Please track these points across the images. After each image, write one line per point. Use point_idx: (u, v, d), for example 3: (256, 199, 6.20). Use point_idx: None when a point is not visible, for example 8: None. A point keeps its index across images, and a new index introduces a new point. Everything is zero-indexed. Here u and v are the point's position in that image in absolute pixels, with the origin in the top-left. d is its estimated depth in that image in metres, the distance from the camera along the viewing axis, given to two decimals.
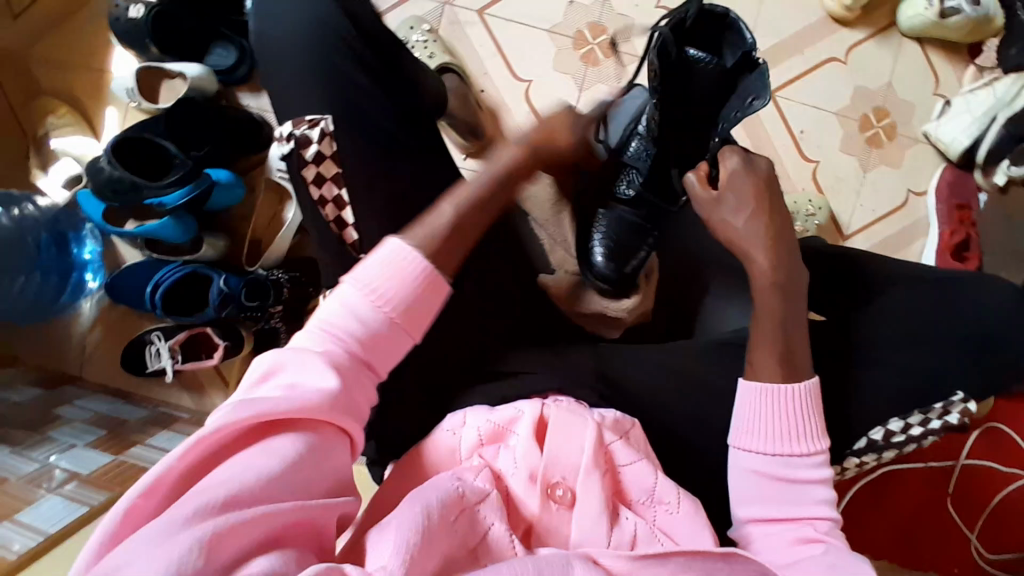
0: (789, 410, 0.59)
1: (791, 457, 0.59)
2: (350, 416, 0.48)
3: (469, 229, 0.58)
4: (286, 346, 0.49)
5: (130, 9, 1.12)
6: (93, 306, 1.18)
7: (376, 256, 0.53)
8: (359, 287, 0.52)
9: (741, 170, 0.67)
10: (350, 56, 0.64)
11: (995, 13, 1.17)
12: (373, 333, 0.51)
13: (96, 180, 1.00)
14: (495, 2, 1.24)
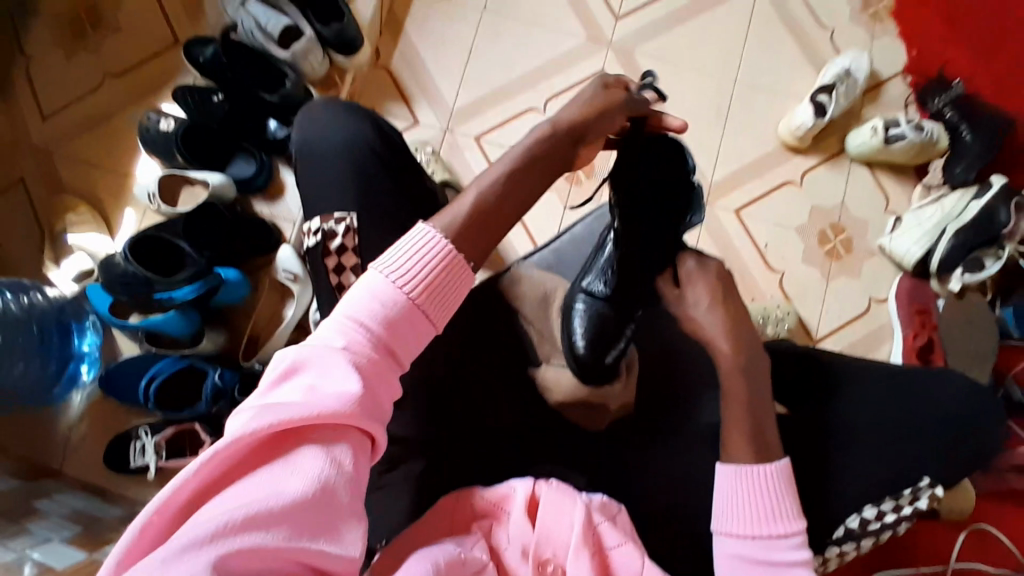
0: (764, 492, 0.65)
1: (769, 539, 0.63)
2: (370, 413, 0.51)
3: (497, 209, 0.65)
4: (309, 341, 0.54)
5: (161, 122, 1.24)
6: (83, 399, 1.18)
7: (397, 250, 0.58)
8: (378, 280, 0.57)
9: (698, 270, 0.75)
10: (363, 172, 0.74)
11: (937, 137, 1.34)
12: (392, 318, 0.55)
13: (109, 275, 1.07)
14: (492, 129, 1.39)
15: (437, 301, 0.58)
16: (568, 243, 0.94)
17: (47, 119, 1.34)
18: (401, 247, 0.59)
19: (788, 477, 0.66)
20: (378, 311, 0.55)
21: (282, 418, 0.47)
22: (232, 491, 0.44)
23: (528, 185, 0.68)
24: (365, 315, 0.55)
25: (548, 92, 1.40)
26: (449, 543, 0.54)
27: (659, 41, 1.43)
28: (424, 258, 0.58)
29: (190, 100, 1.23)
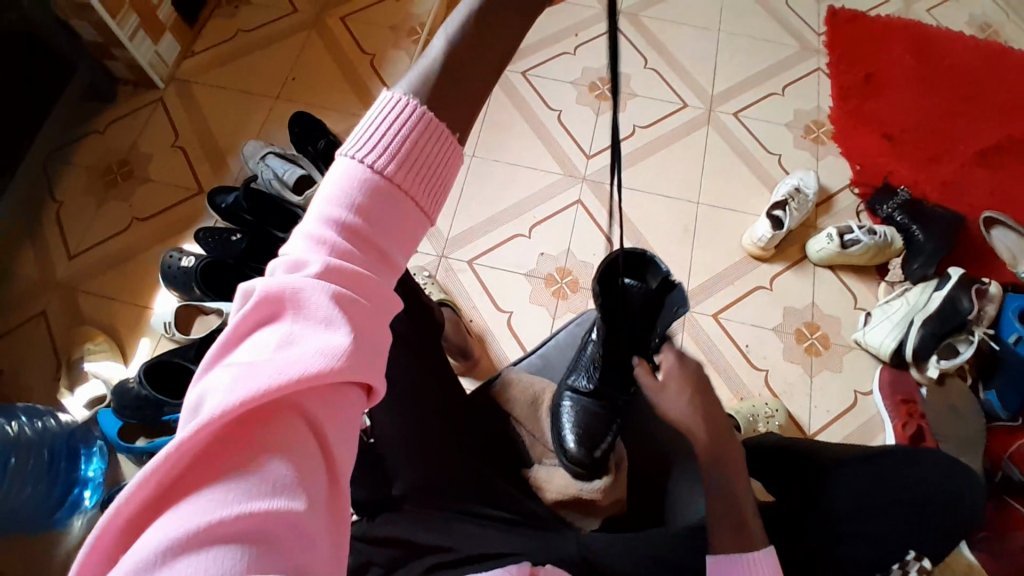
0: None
1: None
2: (366, 361, 0.41)
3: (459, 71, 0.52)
4: (282, 271, 0.43)
5: (182, 259, 1.36)
6: (84, 525, 1.16)
7: (368, 133, 0.47)
8: (353, 174, 0.45)
9: (677, 364, 0.80)
10: None
11: (891, 239, 1.48)
12: (375, 225, 0.45)
13: (122, 399, 1.14)
14: (483, 254, 1.53)
15: (428, 197, 0.48)
16: (553, 348, 1.02)
17: (74, 257, 1.47)
18: (380, 132, 0.47)
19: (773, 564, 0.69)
20: (360, 221, 0.45)
21: (251, 390, 0.36)
22: (203, 483, 0.34)
23: (503, 37, 0.55)
24: (345, 227, 0.44)
25: (533, 220, 1.57)
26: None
27: (627, 173, 1.62)
28: (409, 148, 0.47)
29: (209, 240, 1.40)
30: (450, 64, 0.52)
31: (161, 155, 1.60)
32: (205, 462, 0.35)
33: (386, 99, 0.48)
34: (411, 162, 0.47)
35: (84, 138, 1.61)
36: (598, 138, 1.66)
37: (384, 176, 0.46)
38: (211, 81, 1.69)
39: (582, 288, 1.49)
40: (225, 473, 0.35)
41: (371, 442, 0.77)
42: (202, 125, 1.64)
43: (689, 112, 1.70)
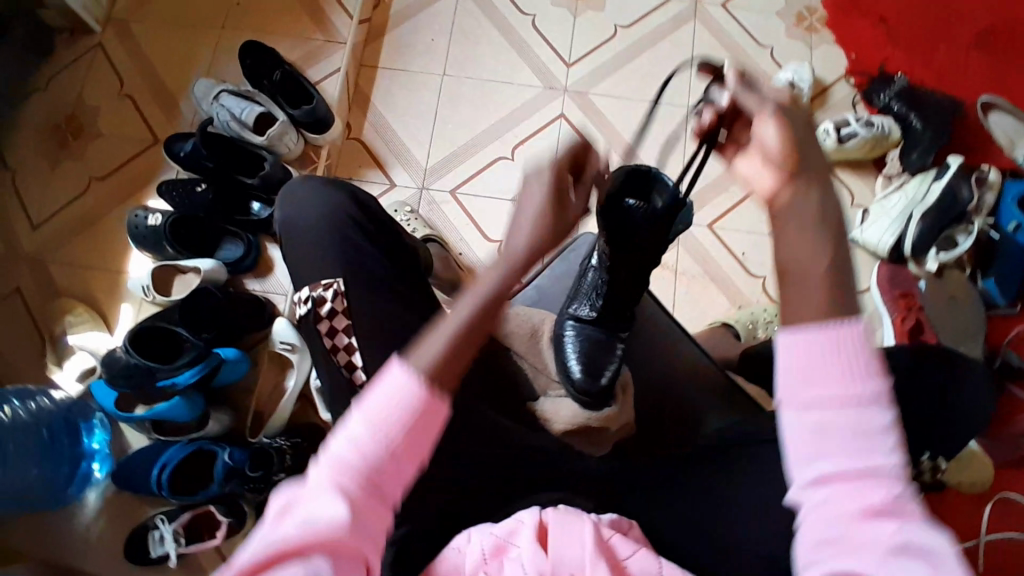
0: (835, 349, 0.48)
1: (854, 413, 0.47)
2: (366, 552, 0.48)
3: (479, 329, 0.56)
4: (303, 475, 0.50)
5: (149, 218, 1.29)
6: (98, 496, 1.18)
7: (381, 386, 0.51)
8: (363, 426, 0.50)
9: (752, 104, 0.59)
10: (358, 233, 0.79)
11: (889, 130, 1.42)
12: (374, 469, 0.49)
13: (111, 369, 1.10)
14: (466, 183, 1.45)
15: (428, 448, 0.51)
16: (547, 278, 0.99)
17: (37, 227, 1.39)
18: (387, 400, 0.50)
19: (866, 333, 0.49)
20: (365, 465, 0.49)
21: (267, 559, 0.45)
22: None
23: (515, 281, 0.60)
24: (350, 464, 0.49)
25: (514, 141, 1.48)
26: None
27: (609, 82, 1.52)
28: (416, 412, 0.50)
29: (175, 194, 1.32)
30: (459, 323, 0.55)
31: (108, 105, 1.47)
32: None
33: (401, 366, 0.52)
34: (414, 429, 0.50)
35: (20, 95, 1.47)
36: (577, 44, 1.54)
37: (388, 436, 0.49)
38: (147, 16, 1.53)
39: (572, 209, 1.43)
40: None
41: None
42: (145, 68, 1.49)
43: (673, 7, 1.56)
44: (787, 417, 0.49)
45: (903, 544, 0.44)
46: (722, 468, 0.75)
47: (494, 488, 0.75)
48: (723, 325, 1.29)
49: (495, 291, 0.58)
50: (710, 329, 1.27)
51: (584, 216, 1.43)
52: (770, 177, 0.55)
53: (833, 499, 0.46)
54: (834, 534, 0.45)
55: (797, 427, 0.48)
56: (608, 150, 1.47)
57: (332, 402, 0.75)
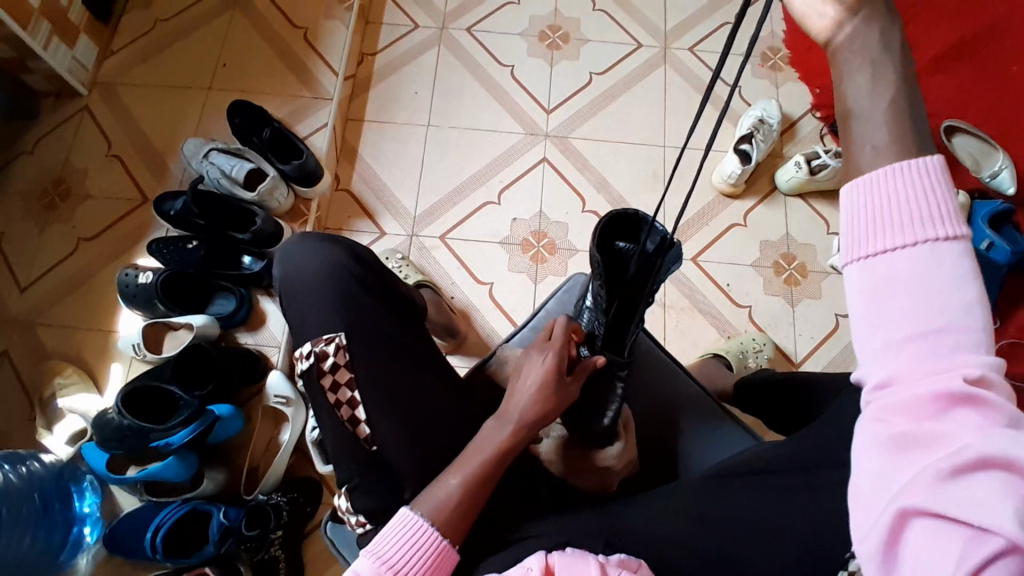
0: (900, 198, 0.45)
1: (918, 269, 0.45)
2: None
3: (481, 486, 0.71)
4: None
5: (140, 276, 1.29)
6: (89, 562, 1.14)
7: (390, 529, 0.68)
8: (369, 564, 0.65)
9: None
10: (356, 283, 0.80)
11: None
12: None
13: (103, 431, 1.07)
14: (453, 228, 1.48)
15: None
16: (544, 319, 1.01)
17: (24, 290, 1.38)
18: (396, 544, 0.67)
19: (946, 183, 0.46)
20: None
21: None
22: None
23: (512, 446, 0.73)
24: None
25: (499, 185, 1.52)
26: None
27: (588, 125, 1.58)
28: (418, 561, 0.67)
29: (164, 251, 1.32)
30: (458, 488, 0.70)
31: (97, 167, 1.49)
32: None
33: (405, 515, 0.69)
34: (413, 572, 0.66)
35: (9, 160, 1.49)
36: (555, 91, 1.60)
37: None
38: (136, 79, 1.56)
39: (559, 249, 1.47)
40: None
41: (374, 448, 0.74)
42: (134, 129, 1.52)
43: (644, 53, 1.64)
44: (852, 277, 0.48)
45: (980, 456, 0.39)
46: (726, 499, 0.75)
47: (500, 532, 0.76)
48: (715, 356, 1.32)
49: (498, 450, 0.73)
50: (702, 361, 1.30)
51: (572, 255, 1.46)
52: (832, 11, 0.47)
53: (900, 375, 0.44)
54: (900, 420, 0.43)
55: (860, 289, 0.47)
56: (591, 190, 1.52)
57: (335, 455, 0.75)
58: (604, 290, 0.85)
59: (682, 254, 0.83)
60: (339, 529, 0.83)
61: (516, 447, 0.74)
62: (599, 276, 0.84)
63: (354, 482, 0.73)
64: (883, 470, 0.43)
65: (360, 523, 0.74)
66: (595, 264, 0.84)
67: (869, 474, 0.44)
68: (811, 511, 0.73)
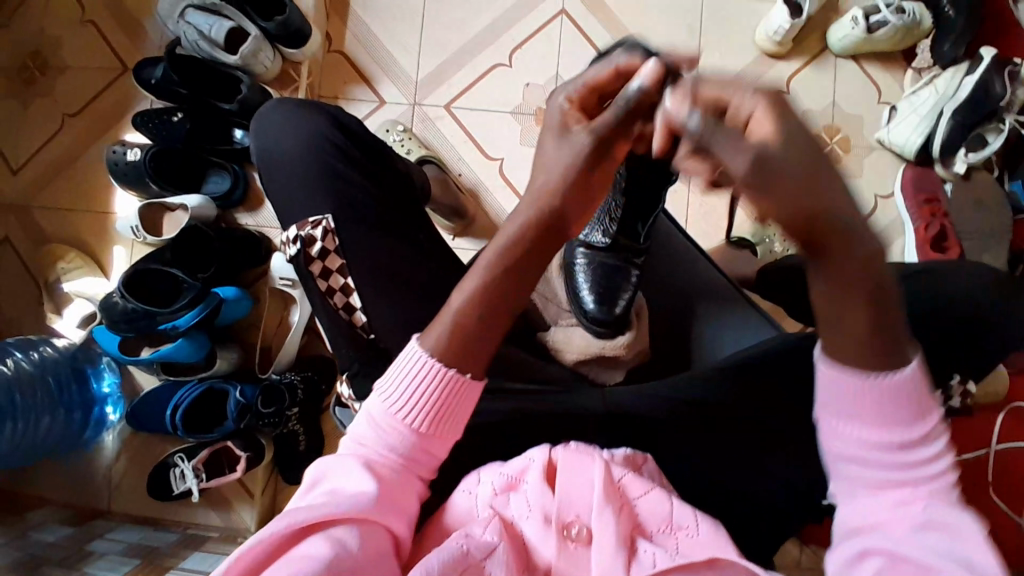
0: (874, 400, 0.48)
1: (896, 441, 0.48)
2: (388, 512, 0.51)
3: (483, 314, 0.54)
4: (330, 456, 0.55)
5: (127, 153, 1.21)
6: (116, 437, 1.21)
7: (399, 362, 0.55)
8: (385, 404, 0.55)
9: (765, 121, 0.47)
10: (344, 160, 0.72)
11: (921, 17, 1.25)
12: (401, 439, 0.54)
13: (109, 315, 1.05)
14: (460, 95, 1.35)
15: (448, 428, 0.55)
16: None
17: (16, 170, 1.31)
18: (408, 382, 0.54)
19: (923, 380, 0.48)
20: (394, 435, 0.54)
21: (296, 518, 0.48)
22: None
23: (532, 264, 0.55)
24: (379, 436, 0.54)
25: (511, 45, 1.35)
26: (462, 531, 0.57)
27: None
28: (436, 400, 0.54)
29: (151, 125, 1.23)
30: None
31: (67, 28, 1.34)
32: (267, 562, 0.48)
33: (412, 347, 0.55)
34: (434, 409, 0.54)
35: None
36: None
37: (408, 416, 0.54)
38: None
39: None
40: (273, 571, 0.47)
41: (372, 337, 0.69)
42: None
43: None
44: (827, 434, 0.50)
45: (926, 519, 0.47)
46: (740, 394, 0.72)
47: None
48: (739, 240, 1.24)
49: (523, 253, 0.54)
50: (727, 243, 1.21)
51: None
52: None
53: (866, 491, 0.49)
54: (860, 516, 0.48)
55: (835, 438, 0.50)
56: None
57: (334, 346, 0.72)
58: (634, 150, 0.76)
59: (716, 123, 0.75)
60: (345, 412, 0.83)
61: (536, 259, 0.55)
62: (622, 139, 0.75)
63: (354, 367, 0.70)
64: (855, 543, 0.48)
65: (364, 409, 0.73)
66: None
67: (842, 549, 0.48)
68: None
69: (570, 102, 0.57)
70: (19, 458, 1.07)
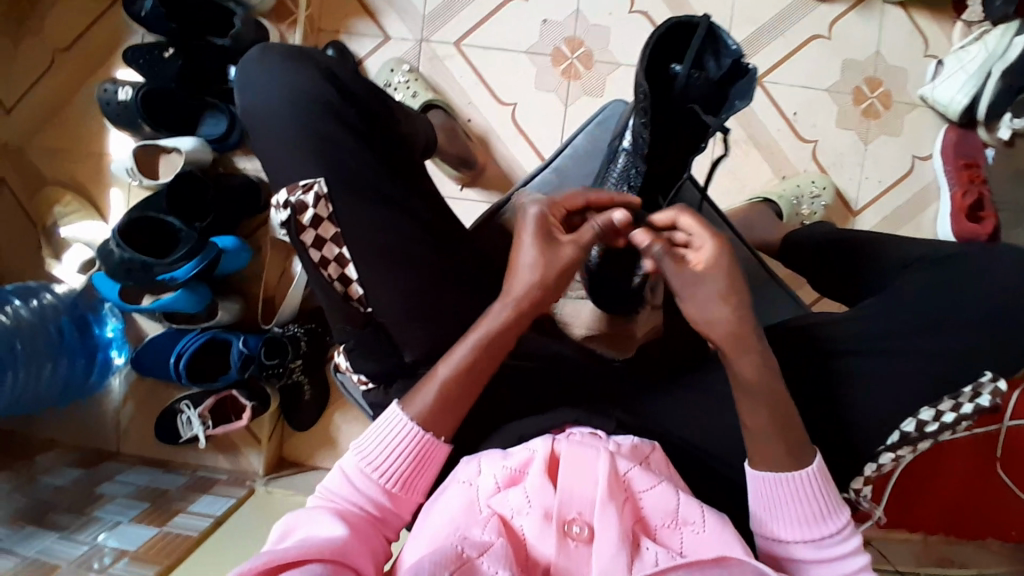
0: (800, 497, 0.62)
1: (819, 538, 0.61)
2: (357, 556, 0.57)
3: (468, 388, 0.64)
4: (298, 511, 0.62)
5: (119, 92, 1.14)
6: (122, 382, 1.24)
7: (373, 426, 0.65)
8: (358, 463, 0.64)
9: (715, 260, 0.62)
10: (340, 119, 0.69)
11: None
12: (372, 493, 0.63)
13: (108, 263, 1.03)
14: (471, 32, 1.26)
15: (414, 489, 0.64)
16: (569, 158, 0.88)
17: (10, 109, 1.25)
18: (382, 445, 0.64)
19: (827, 480, 0.63)
20: (364, 491, 0.63)
21: (272, 554, 0.53)
22: None
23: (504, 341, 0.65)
24: (349, 492, 0.63)
25: None
26: (460, 531, 0.57)
27: None
28: (406, 462, 0.63)
29: (142, 61, 1.15)
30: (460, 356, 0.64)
31: None
32: None
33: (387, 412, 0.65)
34: (403, 471, 0.63)
35: None
36: None
37: (380, 474, 0.63)
38: None
39: (597, 62, 1.23)
40: None
41: (368, 311, 0.68)
42: None
43: None
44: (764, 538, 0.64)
45: None
46: None
47: (512, 399, 0.73)
48: (764, 201, 1.17)
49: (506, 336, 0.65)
50: (752, 206, 1.15)
51: (612, 69, 1.23)
52: None
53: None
54: None
55: (771, 542, 0.63)
56: None
57: (330, 318, 0.70)
58: (652, 115, 0.69)
59: (752, 87, 0.67)
60: (345, 378, 0.79)
61: (511, 335, 0.65)
62: (643, 100, 0.68)
63: (350, 343, 0.69)
64: None
65: (362, 381, 0.72)
66: (641, 94, 0.68)
67: None
68: (838, 398, 0.69)
69: (538, 217, 0.67)
70: (26, 405, 1.07)
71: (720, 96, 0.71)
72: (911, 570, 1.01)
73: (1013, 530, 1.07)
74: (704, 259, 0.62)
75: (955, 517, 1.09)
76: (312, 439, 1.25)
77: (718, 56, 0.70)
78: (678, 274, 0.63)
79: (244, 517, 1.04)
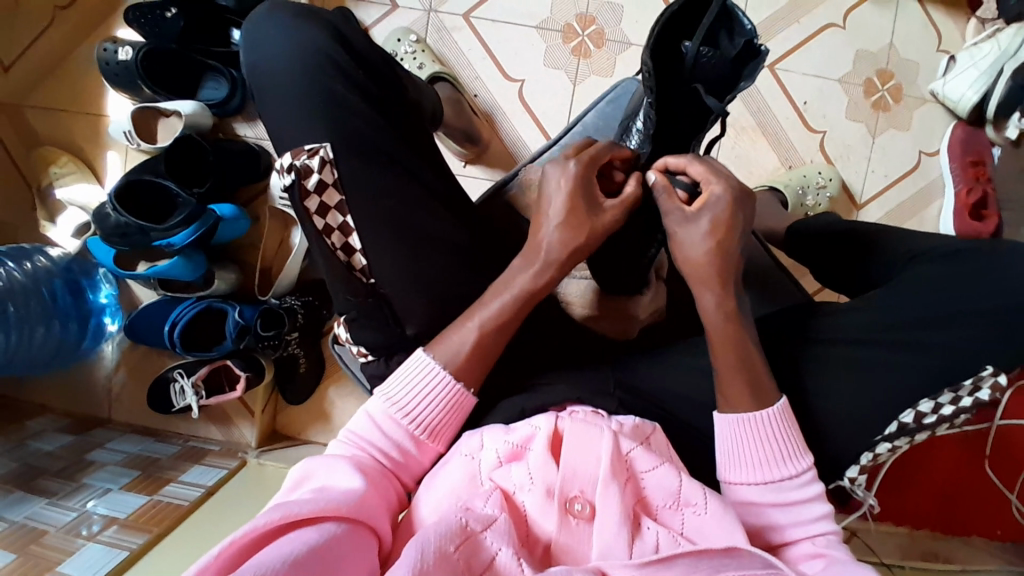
0: (766, 437, 0.63)
1: (780, 481, 0.62)
2: (375, 511, 0.56)
3: (486, 346, 0.64)
4: (317, 457, 0.61)
5: (119, 52, 1.11)
6: (114, 349, 1.22)
7: (402, 372, 0.64)
8: (382, 411, 0.63)
9: (721, 200, 0.64)
10: (347, 83, 0.67)
11: None
12: (397, 440, 0.63)
13: (104, 227, 1.02)
14: (480, 5, 1.24)
15: (438, 436, 0.64)
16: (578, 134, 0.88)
17: (8, 67, 1.19)
18: (411, 392, 0.63)
19: (793, 424, 0.63)
20: (387, 438, 0.63)
21: (288, 510, 0.51)
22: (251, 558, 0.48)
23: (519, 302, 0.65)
24: (371, 440, 0.63)
25: None
26: (462, 504, 0.56)
27: None
28: (432, 411, 0.63)
29: (143, 20, 1.13)
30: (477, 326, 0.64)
31: None
32: (252, 551, 0.49)
33: (417, 358, 0.64)
34: (428, 418, 0.63)
35: None
36: None
37: (407, 422, 0.63)
38: None
39: (608, 41, 1.21)
40: (264, 552, 0.48)
41: (372, 280, 0.67)
42: None
43: None
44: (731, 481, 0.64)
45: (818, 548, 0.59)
46: None
47: (516, 374, 0.72)
48: (770, 190, 1.16)
49: (525, 293, 0.65)
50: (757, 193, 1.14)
51: (622, 49, 1.21)
52: None
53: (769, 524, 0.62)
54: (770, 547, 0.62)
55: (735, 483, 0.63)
56: None
57: (331, 289, 0.68)
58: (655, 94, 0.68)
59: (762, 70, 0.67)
60: (344, 351, 0.78)
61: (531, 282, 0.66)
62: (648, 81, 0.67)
63: (352, 314, 0.67)
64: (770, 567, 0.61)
65: (362, 352, 0.70)
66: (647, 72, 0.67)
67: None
68: (841, 386, 0.69)
69: (564, 167, 0.67)
70: (17, 367, 1.06)
71: (733, 77, 0.69)
72: (896, 562, 1.01)
73: (999, 530, 1.08)
74: (703, 199, 0.65)
75: (943, 511, 1.10)
76: (307, 414, 1.25)
77: (733, 35, 0.68)
78: (670, 210, 0.66)
79: (236, 488, 1.04)
